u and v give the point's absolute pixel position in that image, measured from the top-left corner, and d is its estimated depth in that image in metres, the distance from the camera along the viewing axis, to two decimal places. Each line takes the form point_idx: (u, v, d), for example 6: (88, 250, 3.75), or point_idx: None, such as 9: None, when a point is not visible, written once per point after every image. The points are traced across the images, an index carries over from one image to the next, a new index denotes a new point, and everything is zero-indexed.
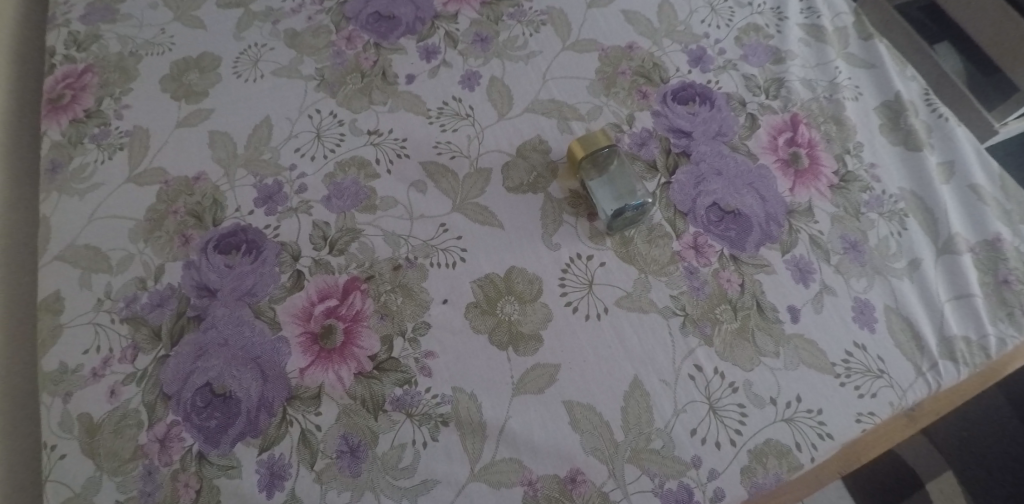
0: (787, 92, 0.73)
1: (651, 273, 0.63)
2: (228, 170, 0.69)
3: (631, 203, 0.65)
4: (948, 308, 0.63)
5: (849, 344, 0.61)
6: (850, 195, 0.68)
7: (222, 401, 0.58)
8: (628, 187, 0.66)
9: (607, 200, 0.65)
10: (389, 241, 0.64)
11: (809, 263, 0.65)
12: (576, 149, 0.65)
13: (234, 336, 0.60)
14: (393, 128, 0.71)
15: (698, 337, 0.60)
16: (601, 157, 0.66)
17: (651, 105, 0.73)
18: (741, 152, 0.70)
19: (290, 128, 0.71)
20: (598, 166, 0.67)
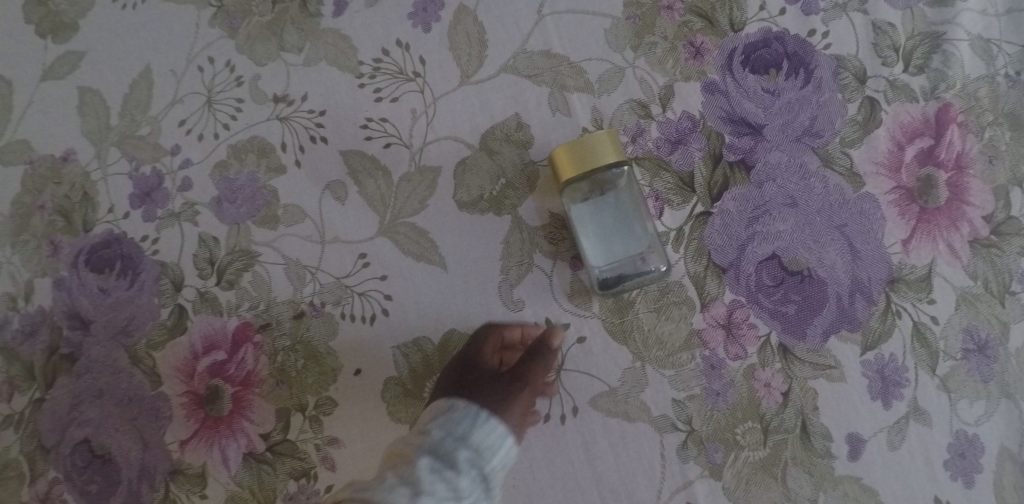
0: (944, 59, 0.44)
1: (650, 362, 0.44)
2: (99, 150, 0.51)
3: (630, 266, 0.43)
4: None
5: (927, 499, 0.42)
6: (1001, 259, 0.43)
7: (102, 463, 0.48)
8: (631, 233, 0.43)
9: (603, 246, 0.43)
10: (291, 275, 0.47)
11: (901, 369, 0.42)
12: (570, 164, 0.42)
13: (111, 385, 0.48)
14: (309, 93, 0.49)
15: (700, 466, 0.43)
16: (606, 178, 0.43)
17: (705, 71, 0.46)
18: (836, 167, 0.44)
19: (177, 88, 0.51)
20: (598, 185, 0.43)
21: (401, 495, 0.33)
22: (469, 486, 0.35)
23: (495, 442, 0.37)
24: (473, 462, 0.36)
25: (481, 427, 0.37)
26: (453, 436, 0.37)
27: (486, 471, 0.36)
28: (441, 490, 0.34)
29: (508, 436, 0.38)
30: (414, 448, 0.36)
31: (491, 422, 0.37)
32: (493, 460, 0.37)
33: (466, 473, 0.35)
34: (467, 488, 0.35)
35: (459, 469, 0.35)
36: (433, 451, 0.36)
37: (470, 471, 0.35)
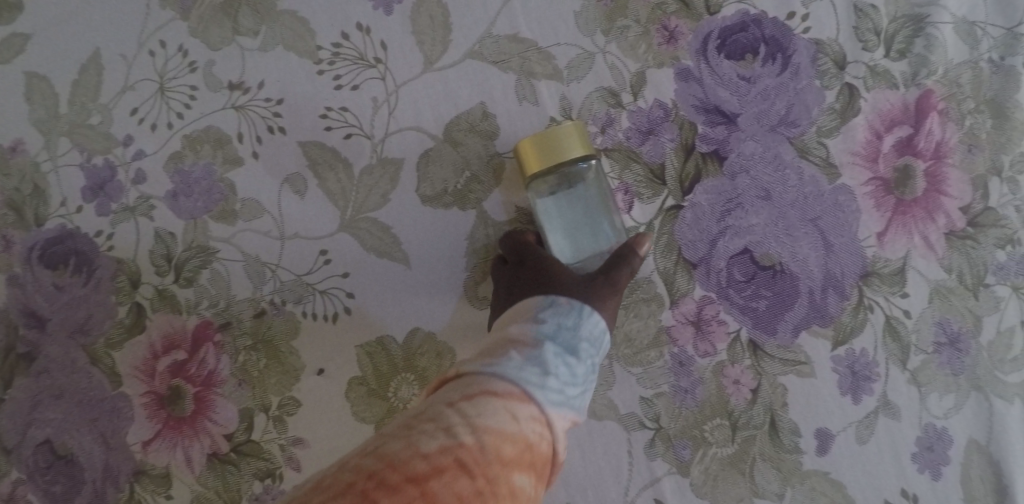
0: (926, 44, 0.42)
1: (618, 360, 0.43)
2: (48, 140, 0.49)
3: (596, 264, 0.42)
4: None
5: (894, 492, 0.42)
6: (975, 252, 0.42)
7: (65, 464, 0.47)
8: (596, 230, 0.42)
9: (571, 239, 0.42)
10: (251, 273, 0.45)
11: (871, 365, 0.42)
12: (533, 157, 0.40)
13: (71, 385, 0.47)
14: (265, 80, 0.47)
15: (668, 462, 0.43)
16: (574, 173, 0.41)
17: (678, 57, 0.44)
18: (811, 158, 0.43)
19: (126, 74, 0.48)
20: (567, 180, 0.41)
21: (530, 374, 0.34)
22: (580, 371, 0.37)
23: (597, 341, 0.39)
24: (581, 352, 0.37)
25: (585, 321, 0.38)
26: (566, 327, 0.38)
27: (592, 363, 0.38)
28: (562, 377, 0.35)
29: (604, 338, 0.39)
30: (528, 334, 0.37)
31: (596, 316, 0.38)
32: (593, 351, 0.38)
33: (582, 362, 0.37)
34: (582, 375, 0.37)
35: (576, 356, 0.37)
36: (550, 338, 0.37)
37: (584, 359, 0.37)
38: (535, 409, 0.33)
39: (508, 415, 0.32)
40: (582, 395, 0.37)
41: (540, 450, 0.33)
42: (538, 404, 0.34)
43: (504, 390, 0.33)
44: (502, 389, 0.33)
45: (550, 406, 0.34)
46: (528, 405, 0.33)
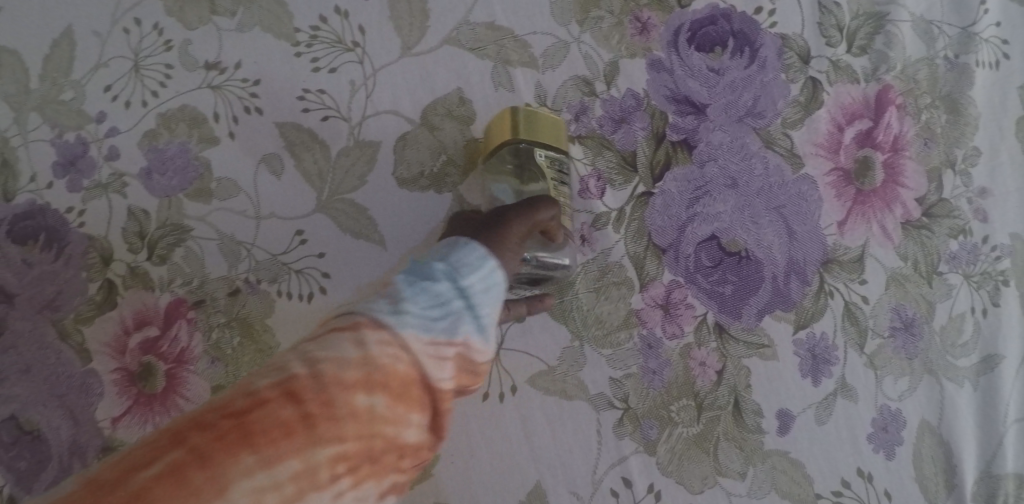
0: (885, 41, 0.43)
1: (588, 341, 0.44)
2: (17, 114, 0.48)
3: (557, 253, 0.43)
4: (1011, 432, 0.44)
5: (851, 470, 0.43)
6: (930, 241, 0.44)
7: (30, 440, 0.46)
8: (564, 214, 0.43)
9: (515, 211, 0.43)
10: (226, 252, 0.46)
11: (831, 348, 0.44)
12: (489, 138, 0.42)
13: (38, 361, 0.47)
14: (242, 60, 0.47)
15: (635, 442, 0.44)
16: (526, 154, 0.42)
17: (650, 48, 0.45)
18: (777, 148, 0.44)
19: (99, 51, 0.48)
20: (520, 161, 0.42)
21: (379, 303, 0.29)
22: (455, 296, 0.31)
23: (479, 271, 0.32)
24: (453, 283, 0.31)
25: (459, 250, 0.33)
26: (438, 258, 0.33)
27: (477, 292, 0.32)
28: (423, 308, 0.29)
29: (492, 265, 0.33)
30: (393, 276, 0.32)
31: (475, 247, 0.33)
32: (477, 283, 0.32)
33: (452, 284, 0.31)
34: (452, 299, 0.30)
35: (444, 280, 0.31)
36: (414, 270, 0.31)
37: (454, 285, 0.31)
38: (387, 334, 0.27)
39: (352, 343, 0.27)
40: (466, 320, 0.30)
41: (406, 373, 0.27)
42: (392, 328, 0.28)
43: (352, 323, 0.28)
44: (348, 322, 0.28)
45: (406, 327, 0.28)
46: (378, 330, 0.27)
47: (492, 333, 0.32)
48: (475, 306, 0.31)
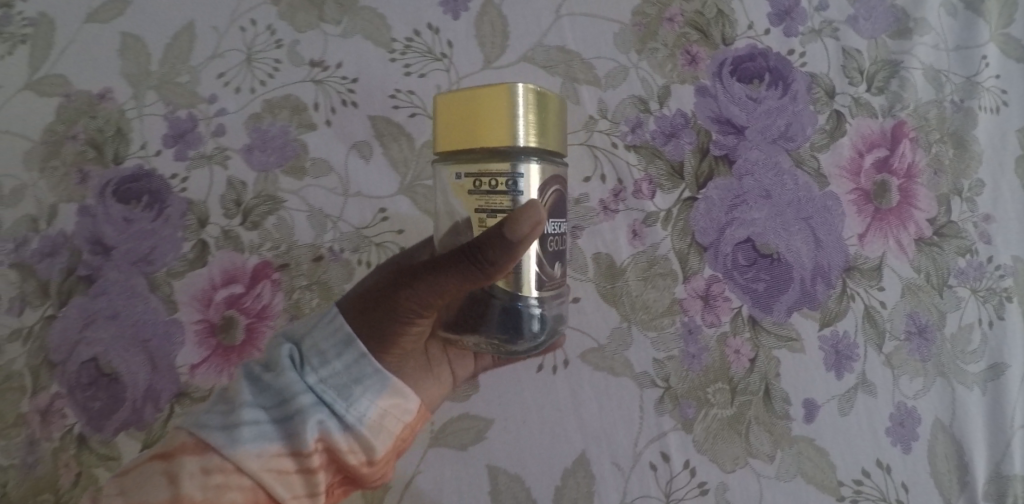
0: (900, 84, 0.51)
1: (635, 323, 0.49)
2: (136, 91, 0.55)
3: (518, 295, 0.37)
4: (1017, 436, 0.48)
5: (870, 461, 0.47)
6: (940, 257, 0.49)
7: (107, 382, 0.51)
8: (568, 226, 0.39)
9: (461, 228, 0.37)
10: (314, 223, 0.51)
11: (853, 345, 0.48)
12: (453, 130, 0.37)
13: (125, 309, 0.52)
14: (342, 61, 0.53)
15: (674, 419, 0.48)
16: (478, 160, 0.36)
17: (698, 76, 0.52)
18: (807, 168, 0.51)
19: (216, 44, 0.55)
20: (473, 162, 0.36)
21: (216, 419, 0.36)
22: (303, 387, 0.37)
23: (351, 364, 0.38)
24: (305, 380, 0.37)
25: (316, 339, 0.38)
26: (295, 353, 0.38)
27: (342, 384, 0.37)
28: (260, 401, 0.37)
29: (367, 357, 0.38)
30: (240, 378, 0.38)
31: (335, 319, 0.39)
32: (331, 378, 0.37)
33: (301, 385, 0.37)
34: (300, 392, 0.36)
35: (281, 372, 0.37)
36: (261, 376, 0.38)
37: (300, 391, 0.36)
38: (210, 460, 0.34)
39: (172, 473, 0.34)
40: (319, 416, 0.36)
41: (246, 495, 0.34)
42: (219, 455, 0.34)
43: (179, 450, 0.35)
44: (174, 449, 0.35)
45: (242, 449, 0.35)
46: (201, 459, 0.34)
47: (366, 419, 0.37)
48: (328, 400, 0.37)
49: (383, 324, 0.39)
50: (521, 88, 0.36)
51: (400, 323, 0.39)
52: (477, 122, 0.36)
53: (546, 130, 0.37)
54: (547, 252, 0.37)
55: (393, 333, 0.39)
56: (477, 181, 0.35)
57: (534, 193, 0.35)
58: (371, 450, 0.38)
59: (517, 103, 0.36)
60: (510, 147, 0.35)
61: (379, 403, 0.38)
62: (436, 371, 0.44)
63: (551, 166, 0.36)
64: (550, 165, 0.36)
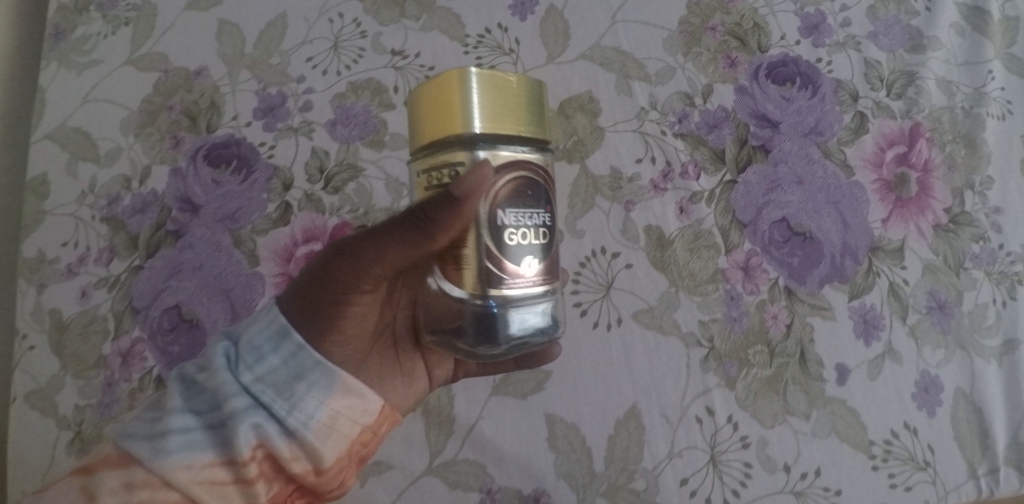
0: (916, 91, 0.58)
1: (683, 289, 0.53)
2: (231, 70, 0.60)
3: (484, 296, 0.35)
4: None
5: (898, 423, 0.51)
6: (956, 242, 0.55)
7: (188, 328, 0.55)
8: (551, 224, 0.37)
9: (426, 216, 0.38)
10: (391, 190, 0.57)
11: (879, 317, 0.53)
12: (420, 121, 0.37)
13: (209, 261, 0.56)
14: (421, 51, 0.60)
15: (718, 377, 0.52)
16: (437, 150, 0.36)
17: (737, 77, 0.58)
18: (834, 159, 0.57)
19: (305, 32, 0.61)
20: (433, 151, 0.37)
21: (142, 429, 0.36)
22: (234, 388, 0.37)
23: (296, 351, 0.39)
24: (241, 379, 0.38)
25: (253, 339, 0.39)
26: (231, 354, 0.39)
27: (284, 381, 0.38)
28: (193, 405, 0.37)
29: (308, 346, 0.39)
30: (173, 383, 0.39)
31: (274, 316, 0.40)
32: (270, 374, 0.38)
33: (233, 388, 0.37)
34: (235, 399, 0.37)
35: (215, 373, 0.38)
36: (194, 382, 0.38)
37: (232, 393, 0.37)
38: (133, 474, 0.34)
39: (92, 490, 0.34)
40: (255, 419, 0.37)
41: None
42: (144, 467, 0.35)
43: (104, 464, 0.35)
44: (96, 464, 0.35)
45: (169, 460, 0.35)
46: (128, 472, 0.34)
47: (316, 419, 0.38)
48: (265, 400, 0.37)
49: (323, 310, 0.40)
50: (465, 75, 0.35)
51: (338, 304, 0.40)
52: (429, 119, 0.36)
53: (502, 112, 0.36)
54: (510, 248, 0.35)
55: (333, 314, 0.40)
56: (430, 176, 0.36)
57: (478, 183, 0.35)
58: (320, 453, 0.38)
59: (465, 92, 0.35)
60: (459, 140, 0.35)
61: (330, 402, 0.39)
62: (407, 369, 0.46)
63: (513, 151, 0.36)
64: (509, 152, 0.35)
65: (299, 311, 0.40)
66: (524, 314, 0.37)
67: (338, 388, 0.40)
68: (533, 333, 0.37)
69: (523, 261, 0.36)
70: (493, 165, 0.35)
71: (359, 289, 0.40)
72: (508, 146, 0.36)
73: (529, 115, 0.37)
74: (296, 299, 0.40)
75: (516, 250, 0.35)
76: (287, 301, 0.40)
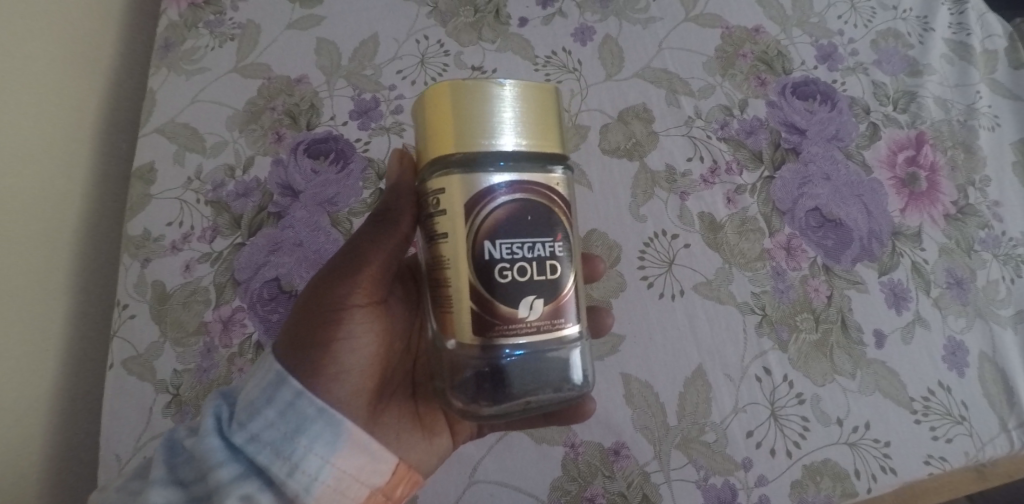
0: (918, 107, 0.69)
1: (735, 265, 0.60)
2: (329, 79, 0.69)
3: (482, 343, 0.41)
4: None
5: (933, 382, 0.58)
6: (965, 229, 0.64)
7: (287, 298, 0.60)
8: (553, 257, 0.42)
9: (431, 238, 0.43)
10: None
11: (906, 290, 0.61)
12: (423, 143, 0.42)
13: (309, 239, 0.62)
14: (497, 68, 0.69)
15: (772, 340, 0.58)
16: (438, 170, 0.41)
17: (767, 94, 0.68)
18: (855, 161, 0.66)
19: (395, 50, 0.70)
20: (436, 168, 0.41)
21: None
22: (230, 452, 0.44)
23: (292, 400, 0.45)
24: (235, 444, 0.44)
25: (246, 404, 0.45)
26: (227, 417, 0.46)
27: (282, 436, 0.44)
28: (179, 476, 0.45)
29: (305, 393, 0.45)
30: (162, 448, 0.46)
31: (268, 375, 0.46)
32: (267, 434, 0.44)
33: (219, 458, 0.44)
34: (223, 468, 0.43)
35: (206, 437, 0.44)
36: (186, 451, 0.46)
37: (223, 462, 0.43)
38: None
39: None
40: (244, 490, 0.43)
41: None
42: None
43: None
44: None
45: None
46: None
47: (319, 478, 0.44)
48: (263, 461, 0.44)
49: (312, 350, 0.46)
50: (462, 95, 0.41)
51: (327, 338, 0.47)
52: (435, 134, 0.41)
53: (504, 129, 0.41)
54: (505, 284, 0.41)
55: (321, 357, 0.46)
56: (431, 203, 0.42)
57: (466, 211, 0.40)
58: None
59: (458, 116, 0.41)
60: (462, 159, 0.40)
61: (333, 458, 0.45)
62: (427, 425, 0.52)
63: (512, 172, 0.41)
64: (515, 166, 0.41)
65: (292, 354, 0.47)
66: (521, 363, 0.42)
67: (338, 446, 0.45)
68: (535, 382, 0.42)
69: (523, 303, 0.41)
70: (488, 190, 0.40)
71: (351, 301, 0.47)
72: (507, 166, 0.41)
73: (532, 131, 0.42)
74: (289, 342, 0.47)
75: (510, 288, 0.41)
76: (282, 345, 0.47)
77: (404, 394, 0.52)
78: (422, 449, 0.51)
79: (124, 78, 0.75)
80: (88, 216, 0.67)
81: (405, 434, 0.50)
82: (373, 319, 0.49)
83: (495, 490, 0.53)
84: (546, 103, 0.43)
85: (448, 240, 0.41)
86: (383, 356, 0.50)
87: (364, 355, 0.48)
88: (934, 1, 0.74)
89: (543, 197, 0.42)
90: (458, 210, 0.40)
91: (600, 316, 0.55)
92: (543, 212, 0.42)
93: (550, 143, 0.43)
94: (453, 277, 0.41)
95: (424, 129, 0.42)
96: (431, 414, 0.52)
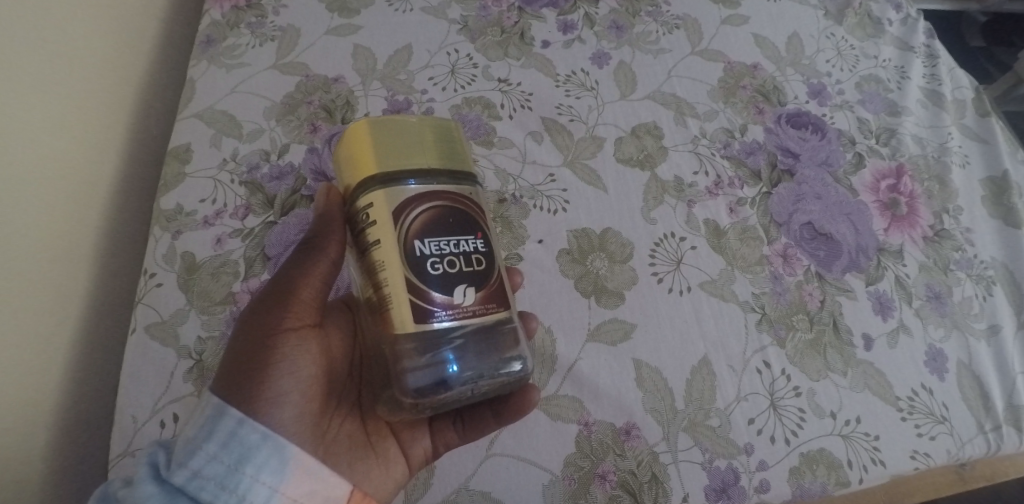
0: (897, 142, 0.76)
1: (737, 268, 0.65)
2: (365, 80, 0.74)
3: (422, 331, 0.41)
4: (1021, 380, 0.65)
5: (917, 384, 0.62)
6: (942, 250, 0.70)
7: None
8: (478, 251, 0.44)
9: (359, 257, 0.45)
10: (499, 177, 0.68)
11: (890, 300, 0.66)
12: (348, 171, 0.45)
13: None
14: (521, 82, 0.75)
15: (771, 337, 0.62)
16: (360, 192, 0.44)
17: (765, 121, 0.75)
18: (843, 185, 0.72)
19: (427, 59, 0.76)
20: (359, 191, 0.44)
21: None
22: (169, 495, 0.45)
23: (234, 428, 0.46)
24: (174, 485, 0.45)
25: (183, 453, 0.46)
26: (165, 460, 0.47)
27: (227, 469, 0.46)
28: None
29: (246, 420, 0.47)
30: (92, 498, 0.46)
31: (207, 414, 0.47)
32: (209, 468, 0.46)
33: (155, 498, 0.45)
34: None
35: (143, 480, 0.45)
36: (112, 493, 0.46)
37: None
38: None
39: None
40: None
41: None
42: None
43: None
44: None
45: None
46: None
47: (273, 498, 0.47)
48: (207, 496, 0.45)
49: (251, 377, 0.47)
50: (374, 125, 0.44)
51: (263, 366, 0.48)
52: (355, 162, 0.44)
53: (416, 154, 0.44)
54: (435, 276, 0.42)
55: (257, 381, 0.47)
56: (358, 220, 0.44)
57: (393, 216, 0.42)
58: None
59: (373, 140, 0.44)
60: (381, 176, 0.43)
61: (283, 484, 0.47)
62: (379, 450, 0.54)
63: (427, 184, 0.43)
64: (437, 178, 0.44)
65: (227, 382, 0.48)
66: (467, 353, 0.43)
67: (284, 473, 0.47)
68: (484, 368, 0.43)
69: (457, 291, 0.43)
70: (409, 199, 0.43)
71: (283, 325, 0.49)
72: (426, 180, 0.44)
73: (438, 150, 0.45)
74: (225, 371, 0.48)
75: (444, 278, 0.42)
76: (218, 374, 0.48)
77: (352, 419, 0.53)
78: (376, 476, 0.53)
79: (159, 69, 0.78)
80: (116, 191, 0.68)
81: (356, 460, 0.52)
82: (311, 341, 0.51)
83: (509, 463, 0.56)
84: (449, 132, 0.47)
85: (380, 245, 0.42)
86: (325, 377, 0.52)
87: (304, 376, 0.49)
88: (909, 54, 0.84)
89: (460, 203, 0.44)
90: (385, 217, 0.42)
91: (527, 319, 0.59)
92: (463, 214, 0.44)
93: (456, 161, 0.46)
94: (387, 280, 0.42)
95: (346, 159, 0.45)
96: (382, 439, 0.54)
